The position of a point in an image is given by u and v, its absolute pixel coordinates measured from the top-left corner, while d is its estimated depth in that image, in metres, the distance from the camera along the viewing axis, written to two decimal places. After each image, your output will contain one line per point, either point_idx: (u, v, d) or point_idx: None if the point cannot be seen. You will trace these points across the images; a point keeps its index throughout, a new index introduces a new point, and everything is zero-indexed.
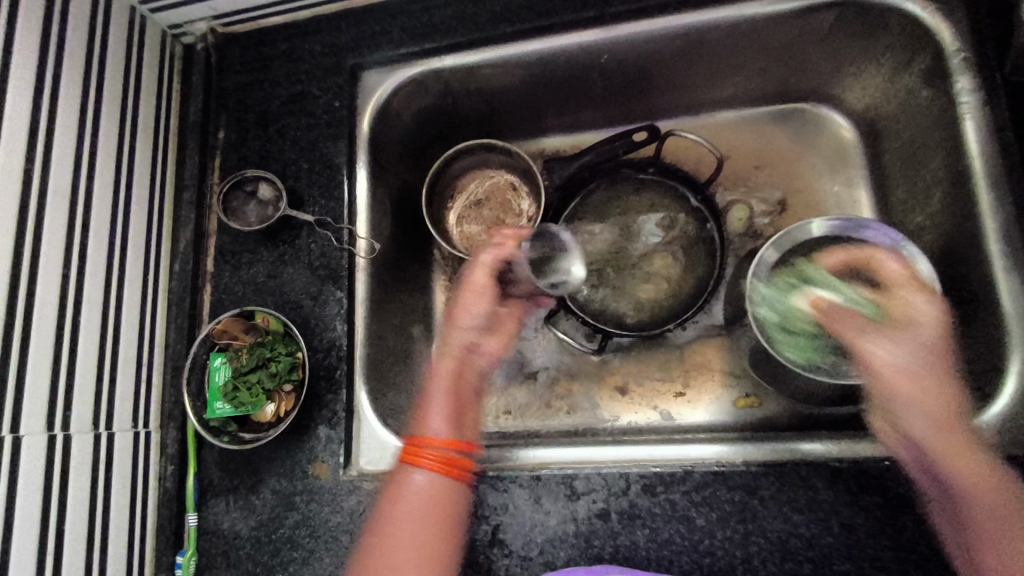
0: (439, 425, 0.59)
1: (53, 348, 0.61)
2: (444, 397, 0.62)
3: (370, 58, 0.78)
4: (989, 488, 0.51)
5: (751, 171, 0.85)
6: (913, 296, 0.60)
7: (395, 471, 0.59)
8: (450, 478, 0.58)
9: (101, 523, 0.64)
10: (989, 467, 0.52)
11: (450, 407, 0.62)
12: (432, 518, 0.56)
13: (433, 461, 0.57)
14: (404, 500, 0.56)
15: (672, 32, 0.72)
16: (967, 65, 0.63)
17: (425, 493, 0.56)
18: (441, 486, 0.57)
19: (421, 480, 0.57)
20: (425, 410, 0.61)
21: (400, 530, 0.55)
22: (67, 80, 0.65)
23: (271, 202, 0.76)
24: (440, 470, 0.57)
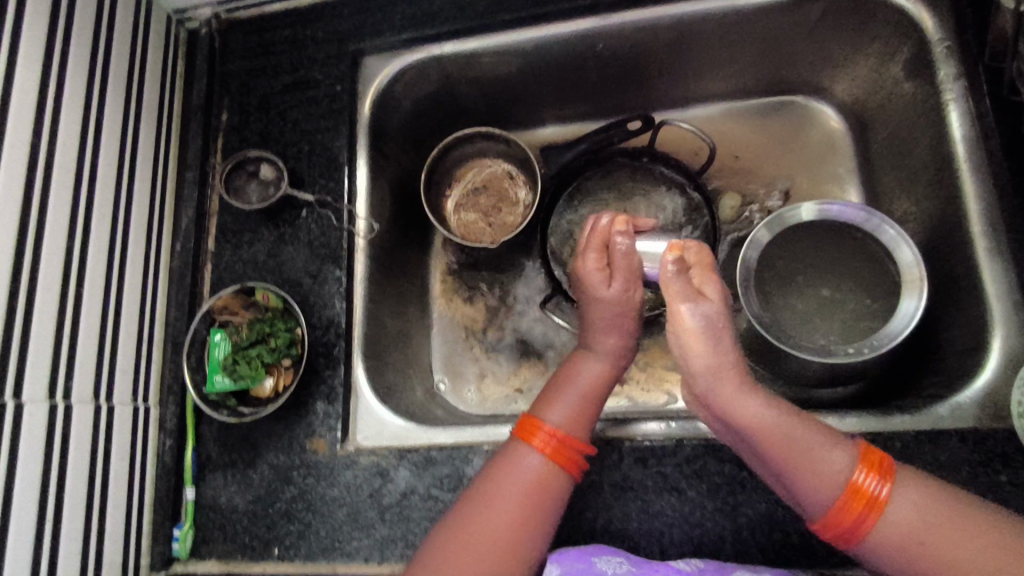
0: (557, 416, 0.59)
1: (56, 318, 0.62)
2: (579, 394, 0.61)
3: (372, 44, 0.80)
4: (776, 436, 0.53)
5: (743, 161, 0.86)
6: (708, 282, 0.59)
7: (512, 445, 0.59)
8: (563, 467, 0.57)
9: (99, 493, 0.65)
10: (761, 411, 0.53)
11: (582, 407, 0.61)
12: (535, 503, 0.55)
13: (546, 444, 0.58)
14: (515, 474, 0.56)
15: (666, 21, 0.74)
16: (950, 55, 0.65)
17: (536, 475, 0.56)
18: (552, 474, 0.57)
19: (536, 461, 0.57)
20: (551, 397, 0.61)
21: (502, 501, 0.55)
22: (75, 56, 0.66)
23: (272, 182, 0.77)
24: (556, 456, 0.57)
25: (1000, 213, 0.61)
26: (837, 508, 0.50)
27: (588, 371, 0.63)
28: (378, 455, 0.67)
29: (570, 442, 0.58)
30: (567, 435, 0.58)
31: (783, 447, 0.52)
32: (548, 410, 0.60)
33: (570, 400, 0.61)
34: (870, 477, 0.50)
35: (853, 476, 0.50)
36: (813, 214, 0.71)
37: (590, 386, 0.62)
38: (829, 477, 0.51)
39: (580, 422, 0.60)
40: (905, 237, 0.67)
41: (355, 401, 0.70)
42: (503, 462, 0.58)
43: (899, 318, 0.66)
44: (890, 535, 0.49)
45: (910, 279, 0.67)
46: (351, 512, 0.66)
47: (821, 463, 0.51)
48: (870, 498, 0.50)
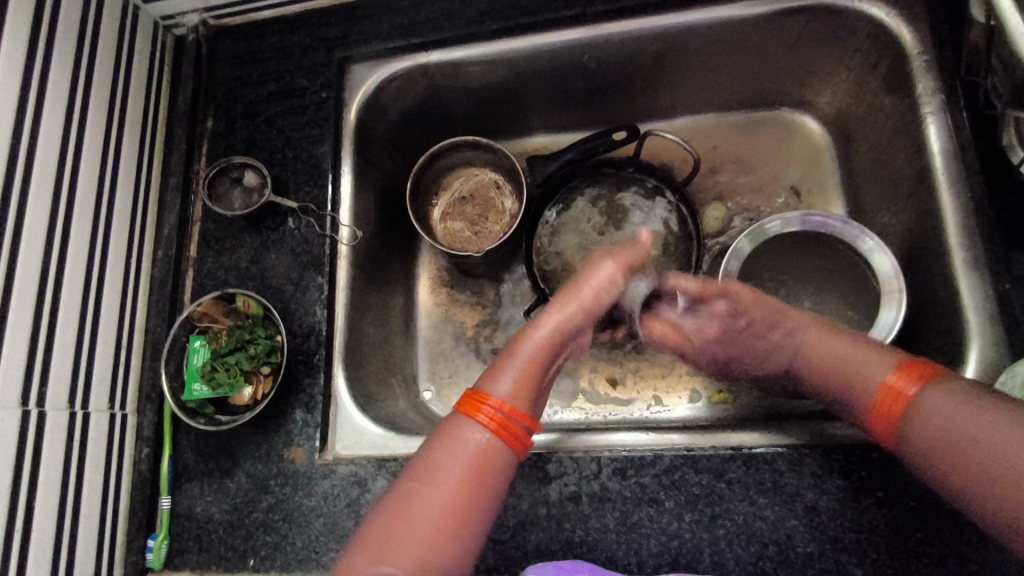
0: (506, 386, 0.55)
1: (32, 323, 0.61)
2: (525, 367, 0.57)
3: (358, 52, 0.80)
4: (826, 359, 0.58)
5: (728, 172, 0.87)
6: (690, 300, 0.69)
7: (450, 418, 0.55)
8: (507, 441, 0.54)
9: (72, 501, 0.64)
10: (819, 338, 0.60)
11: (528, 376, 0.57)
12: (472, 481, 0.52)
13: (491, 417, 0.54)
14: (454, 450, 0.53)
15: (649, 33, 0.74)
16: (929, 69, 0.66)
17: (478, 450, 0.53)
18: (495, 449, 0.54)
19: (478, 436, 0.53)
20: (495, 368, 0.58)
21: (441, 477, 0.52)
22: (57, 61, 0.66)
23: (256, 189, 0.77)
24: (498, 428, 0.54)
25: (977, 225, 0.61)
26: (874, 411, 0.53)
27: (533, 345, 0.59)
28: (356, 465, 0.67)
29: (513, 415, 0.55)
30: (512, 406, 0.55)
31: (835, 363, 0.57)
32: (494, 381, 0.56)
33: (519, 367, 0.57)
34: (902, 381, 0.51)
35: (887, 380, 0.52)
36: (796, 224, 0.72)
37: (532, 360, 0.58)
38: (866, 380, 0.54)
39: (526, 394, 0.56)
40: (885, 249, 0.67)
41: (334, 409, 0.70)
42: (441, 438, 0.54)
43: (878, 330, 0.65)
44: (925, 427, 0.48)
45: (889, 290, 0.66)
46: (328, 522, 0.65)
47: (862, 370, 0.55)
48: (898, 399, 0.51)
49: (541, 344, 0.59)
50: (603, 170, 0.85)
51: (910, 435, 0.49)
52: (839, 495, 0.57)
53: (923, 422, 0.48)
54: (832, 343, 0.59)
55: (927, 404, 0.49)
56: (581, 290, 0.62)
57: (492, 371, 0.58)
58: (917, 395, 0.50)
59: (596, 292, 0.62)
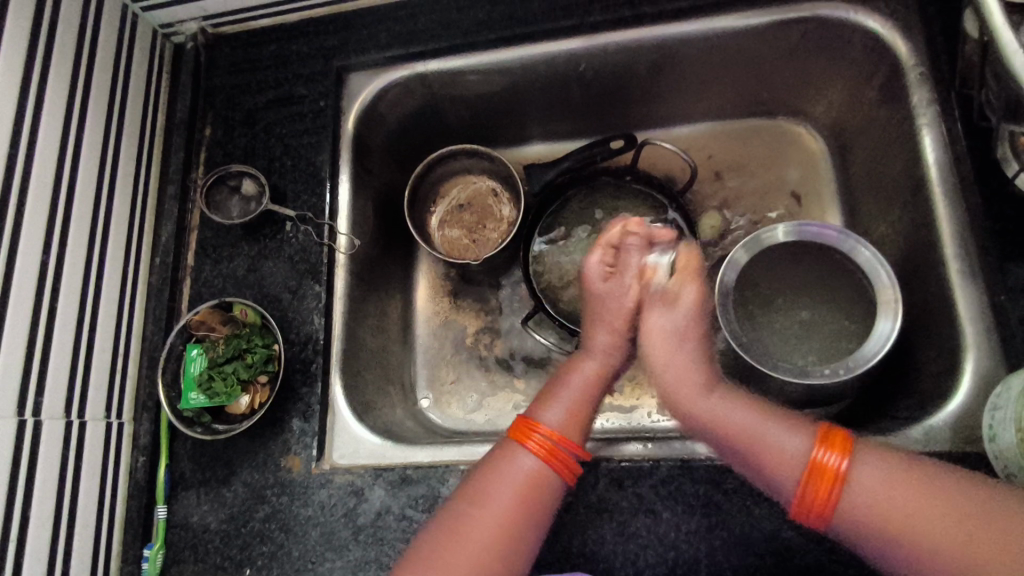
0: (555, 415, 0.60)
1: (28, 332, 0.61)
2: (575, 395, 0.63)
3: (357, 61, 0.80)
4: (733, 429, 0.58)
5: (725, 181, 0.87)
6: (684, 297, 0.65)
7: (501, 446, 0.60)
8: (556, 467, 0.58)
9: (67, 511, 0.64)
10: (731, 412, 0.59)
11: (579, 404, 0.62)
12: (522, 501, 0.56)
13: (541, 443, 0.59)
14: (505, 474, 0.57)
15: (647, 44, 0.75)
16: (924, 80, 0.66)
17: (528, 476, 0.57)
18: (544, 475, 0.58)
19: (525, 461, 0.58)
20: (546, 399, 0.63)
21: (494, 500, 0.56)
22: (56, 69, 0.66)
23: (254, 198, 0.78)
24: (547, 454, 0.58)
25: (972, 236, 0.62)
26: (804, 491, 0.53)
27: (582, 372, 0.65)
28: (353, 474, 0.66)
29: (568, 441, 0.59)
30: (562, 436, 0.59)
31: (742, 436, 0.57)
32: (543, 411, 0.62)
33: (569, 396, 0.63)
34: (830, 455, 0.53)
35: (812, 456, 0.53)
36: (789, 235, 0.71)
37: (581, 395, 0.63)
38: (787, 458, 0.54)
39: (579, 421, 0.61)
40: (881, 259, 0.68)
41: (331, 418, 0.70)
42: (494, 462, 0.59)
43: (874, 340, 0.66)
44: (862, 509, 0.51)
45: (885, 300, 0.67)
46: (325, 532, 0.65)
47: (778, 445, 0.55)
48: (833, 476, 0.52)
49: (588, 374, 0.65)
50: (601, 178, 0.86)
51: (854, 513, 0.51)
52: None
53: (864, 505, 0.51)
54: (752, 417, 0.58)
55: (867, 481, 0.51)
56: (610, 309, 0.67)
57: (541, 401, 0.63)
58: (850, 471, 0.52)
59: (615, 305, 0.67)
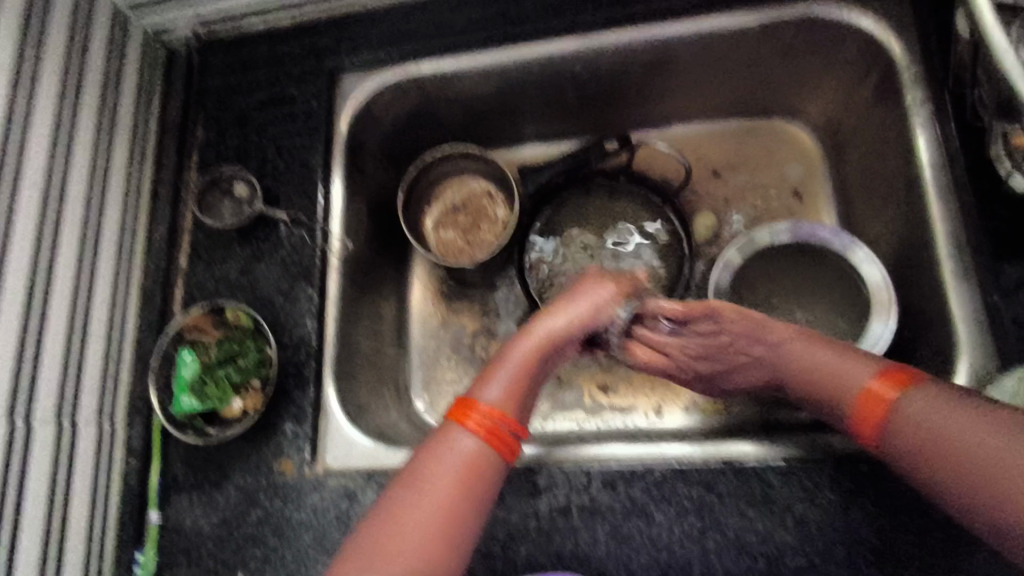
0: (496, 392, 0.56)
1: (19, 335, 0.61)
2: (516, 370, 0.57)
3: (349, 62, 0.80)
4: (806, 364, 0.59)
5: (720, 181, 0.87)
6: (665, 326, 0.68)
7: (436, 431, 0.55)
8: (497, 447, 0.54)
9: (59, 515, 0.63)
10: (804, 348, 0.60)
11: (519, 379, 0.57)
12: (463, 484, 0.52)
13: (480, 425, 0.54)
14: (443, 458, 0.52)
15: (639, 44, 0.75)
16: (916, 79, 0.66)
17: (469, 458, 0.53)
18: (485, 457, 0.53)
19: (466, 443, 0.53)
20: (488, 374, 0.57)
21: (433, 484, 0.51)
22: (47, 71, 0.66)
23: (247, 200, 0.77)
24: (487, 437, 0.54)
25: (966, 235, 0.61)
26: (857, 413, 0.53)
27: (525, 344, 0.59)
28: (346, 477, 0.66)
29: (503, 424, 0.55)
30: (502, 413, 0.55)
31: (808, 370, 0.59)
32: (484, 388, 0.56)
33: (510, 370, 0.57)
34: (886, 385, 0.52)
35: (869, 385, 0.53)
36: (784, 235, 0.72)
37: (526, 360, 0.58)
38: (846, 384, 0.55)
39: (518, 399, 0.57)
40: (876, 259, 0.67)
41: (324, 421, 0.69)
42: (430, 448, 0.53)
43: (868, 340, 0.66)
44: (899, 427, 0.49)
45: (879, 301, 0.67)
46: (317, 535, 0.65)
47: (845, 375, 0.55)
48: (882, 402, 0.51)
49: (534, 350, 0.59)
50: (596, 179, 0.85)
51: (899, 437, 0.49)
52: (829, 507, 0.57)
53: (902, 423, 0.49)
54: (828, 355, 0.58)
55: (911, 410, 0.49)
56: (577, 304, 0.62)
57: (483, 376, 0.58)
58: (902, 398, 0.50)
59: (586, 304, 0.62)
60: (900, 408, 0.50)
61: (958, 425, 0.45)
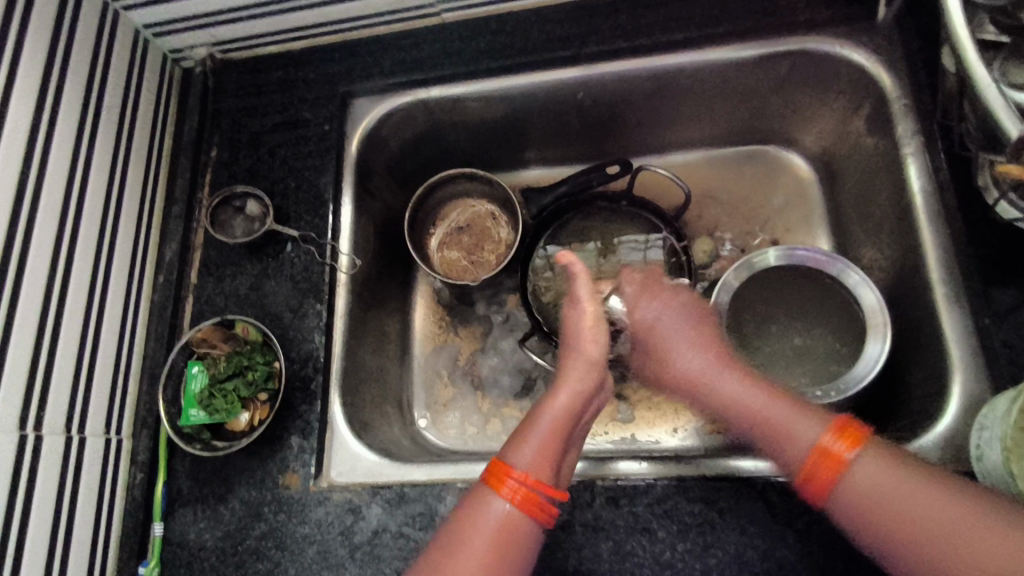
0: (525, 459, 0.55)
1: (34, 346, 0.62)
2: (548, 437, 0.57)
3: (361, 87, 0.83)
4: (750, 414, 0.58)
5: (718, 208, 0.89)
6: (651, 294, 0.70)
7: (472, 497, 0.55)
8: (533, 514, 0.54)
9: (65, 525, 0.64)
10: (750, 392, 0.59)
11: (549, 446, 0.57)
12: (500, 551, 0.52)
13: (515, 490, 0.54)
14: (478, 522, 0.53)
15: (642, 74, 0.78)
16: (908, 111, 0.69)
17: (502, 525, 0.53)
18: (519, 522, 0.53)
19: (501, 510, 0.54)
20: (518, 441, 0.57)
21: (473, 542, 0.52)
22: (69, 91, 0.68)
23: (258, 217, 0.79)
24: (523, 503, 0.54)
25: (956, 259, 0.64)
26: (810, 473, 0.52)
27: (554, 410, 0.59)
28: (351, 492, 0.67)
29: (538, 487, 0.54)
30: (536, 479, 0.54)
31: (770, 427, 0.56)
32: (517, 453, 0.56)
33: (540, 436, 0.57)
34: (839, 444, 0.51)
35: (820, 443, 0.52)
36: (780, 258, 0.74)
37: (557, 421, 0.58)
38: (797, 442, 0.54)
39: (548, 464, 0.56)
40: (868, 281, 0.70)
41: (330, 436, 0.70)
42: (467, 511, 0.54)
43: (864, 362, 0.68)
44: (847, 488, 0.50)
45: (873, 323, 0.69)
46: (321, 549, 0.65)
47: (796, 432, 0.54)
48: (837, 462, 0.51)
49: (562, 414, 0.59)
50: (597, 204, 0.87)
51: (850, 503, 0.50)
52: (828, 525, 0.58)
53: (854, 486, 0.50)
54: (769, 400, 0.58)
55: (863, 475, 0.50)
56: (587, 352, 0.62)
57: (512, 443, 0.58)
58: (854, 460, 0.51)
59: (590, 338, 0.62)
60: (849, 469, 0.51)
61: (911, 502, 0.48)
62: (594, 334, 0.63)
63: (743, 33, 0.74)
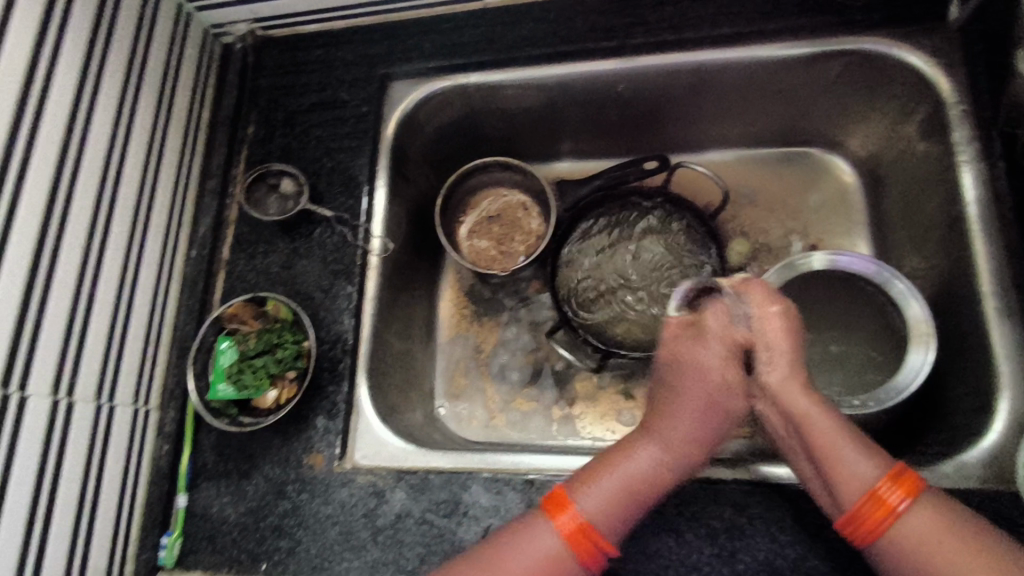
0: (594, 501, 0.56)
1: (69, 314, 0.62)
2: (631, 483, 0.57)
3: (400, 70, 0.82)
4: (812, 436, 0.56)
5: (755, 209, 0.88)
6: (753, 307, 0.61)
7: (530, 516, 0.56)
8: (583, 553, 0.55)
9: (92, 491, 0.64)
10: (815, 415, 0.56)
11: (627, 494, 0.57)
12: None
13: (571, 526, 0.55)
14: (527, 550, 0.54)
15: (688, 68, 0.76)
16: (964, 117, 0.67)
17: (547, 558, 0.54)
18: (564, 559, 0.54)
19: (552, 541, 0.54)
20: (594, 477, 0.57)
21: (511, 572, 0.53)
22: (112, 60, 0.68)
23: (292, 196, 0.78)
24: (575, 539, 0.54)
25: (1009, 272, 0.62)
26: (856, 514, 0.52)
27: (647, 457, 0.59)
28: (375, 475, 0.67)
29: (596, 527, 0.55)
30: (598, 523, 0.55)
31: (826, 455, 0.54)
32: (584, 490, 0.57)
33: (623, 483, 0.57)
34: (892, 493, 0.51)
35: (875, 488, 0.52)
36: (824, 263, 0.72)
37: (653, 473, 0.58)
38: (849, 477, 0.53)
39: (619, 512, 0.56)
40: (915, 292, 0.68)
41: (355, 419, 0.70)
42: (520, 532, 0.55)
43: (906, 372, 0.66)
44: (893, 539, 0.50)
45: (918, 333, 0.67)
46: (343, 531, 0.65)
47: (849, 468, 0.53)
48: (886, 511, 0.51)
49: (652, 463, 0.58)
50: (632, 199, 0.86)
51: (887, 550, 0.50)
52: None
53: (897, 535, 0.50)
54: (831, 430, 0.55)
55: (907, 525, 0.50)
56: (699, 402, 0.60)
57: (586, 476, 0.58)
58: (906, 511, 0.50)
59: (700, 389, 0.61)
60: (897, 519, 0.50)
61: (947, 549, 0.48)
62: (707, 383, 0.61)
63: (795, 30, 0.72)
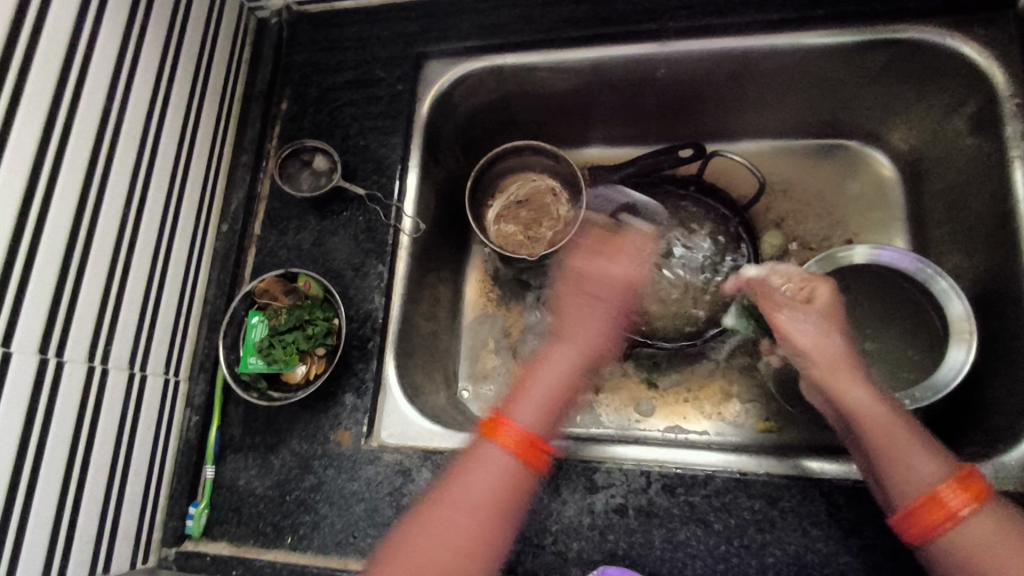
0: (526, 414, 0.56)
1: (105, 283, 0.62)
2: (546, 394, 0.58)
3: (436, 49, 0.81)
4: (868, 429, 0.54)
5: (790, 201, 0.86)
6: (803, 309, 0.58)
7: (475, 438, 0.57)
8: (530, 466, 0.55)
9: (123, 457, 0.65)
10: (871, 405, 0.55)
11: (548, 404, 0.58)
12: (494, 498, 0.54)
13: (513, 442, 0.55)
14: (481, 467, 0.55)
15: (731, 54, 0.74)
16: (1019, 111, 0.65)
17: (499, 473, 0.54)
18: (514, 471, 0.55)
19: (500, 457, 0.55)
20: (519, 393, 0.58)
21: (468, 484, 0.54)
22: (152, 30, 0.68)
23: (325, 172, 0.79)
24: (523, 453, 0.55)
25: None
26: (911, 512, 0.51)
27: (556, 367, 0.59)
28: (402, 454, 0.67)
29: (539, 438, 0.56)
30: (531, 433, 0.56)
31: (886, 450, 0.53)
32: (516, 409, 0.57)
33: (539, 392, 0.58)
34: (955, 495, 0.50)
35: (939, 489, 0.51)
36: (866, 258, 0.70)
37: (559, 381, 0.59)
38: (911, 477, 0.52)
39: (546, 420, 0.57)
40: (959, 291, 0.66)
41: (382, 399, 0.71)
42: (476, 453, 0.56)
43: (946, 370, 0.65)
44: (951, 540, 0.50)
45: (958, 331, 0.66)
46: (368, 508, 0.66)
47: (911, 467, 0.52)
48: (946, 513, 0.50)
49: (560, 371, 0.59)
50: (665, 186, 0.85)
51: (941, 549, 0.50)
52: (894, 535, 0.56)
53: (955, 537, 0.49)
54: (891, 424, 0.54)
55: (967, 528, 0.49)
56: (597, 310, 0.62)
57: (513, 396, 0.59)
58: (967, 515, 0.50)
59: (591, 301, 0.62)
60: (956, 522, 0.50)
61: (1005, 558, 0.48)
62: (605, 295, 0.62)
63: (843, 17, 0.71)
